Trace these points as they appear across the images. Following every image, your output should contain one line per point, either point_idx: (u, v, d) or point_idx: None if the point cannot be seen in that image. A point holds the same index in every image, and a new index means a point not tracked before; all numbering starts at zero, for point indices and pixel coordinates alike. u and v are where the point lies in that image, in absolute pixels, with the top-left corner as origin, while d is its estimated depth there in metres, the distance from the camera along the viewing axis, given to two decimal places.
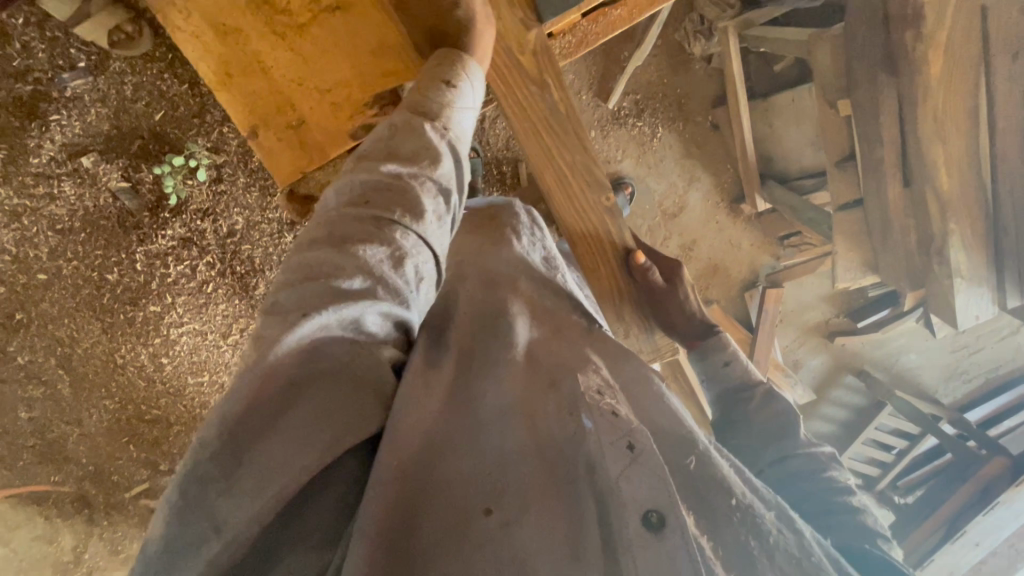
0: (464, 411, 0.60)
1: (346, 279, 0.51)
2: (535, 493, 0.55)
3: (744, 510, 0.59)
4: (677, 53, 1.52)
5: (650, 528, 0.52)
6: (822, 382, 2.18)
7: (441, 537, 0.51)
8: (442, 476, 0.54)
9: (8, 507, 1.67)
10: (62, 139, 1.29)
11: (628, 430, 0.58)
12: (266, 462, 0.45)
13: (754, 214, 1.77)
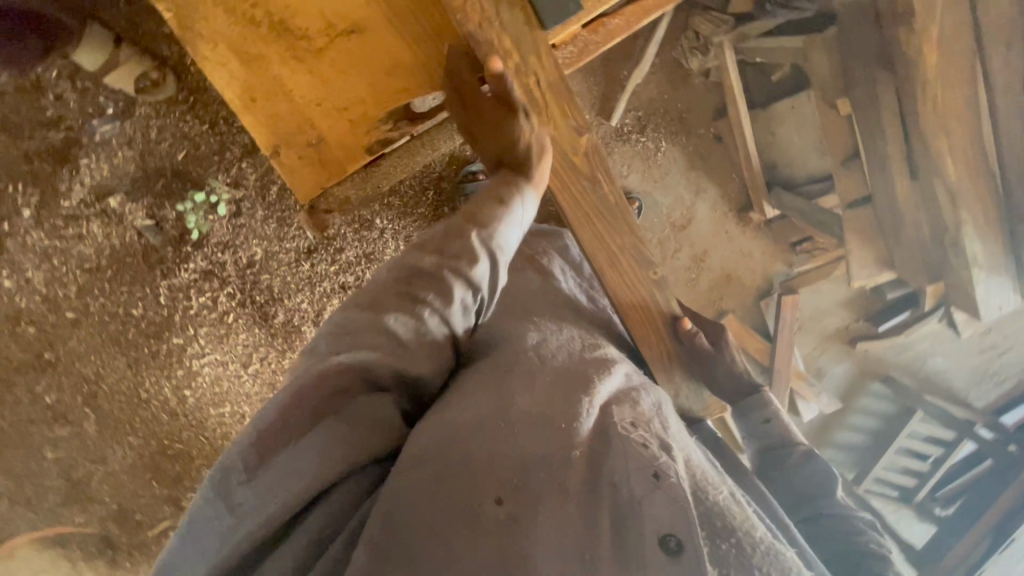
0: (498, 420, 0.67)
1: (380, 343, 0.65)
2: (556, 500, 0.60)
3: (768, 552, 0.64)
4: (676, 70, 1.56)
5: (665, 553, 0.57)
6: (848, 390, 2.13)
7: (455, 528, 0.57)
8: (470, 477, 0.60)
9: (32, 551, 1.71)
10: (92, 181, 1.36)
11: (656, 461, 0.65)
12: (284, 466, 0.57)
13: (763, 221, 1.78)
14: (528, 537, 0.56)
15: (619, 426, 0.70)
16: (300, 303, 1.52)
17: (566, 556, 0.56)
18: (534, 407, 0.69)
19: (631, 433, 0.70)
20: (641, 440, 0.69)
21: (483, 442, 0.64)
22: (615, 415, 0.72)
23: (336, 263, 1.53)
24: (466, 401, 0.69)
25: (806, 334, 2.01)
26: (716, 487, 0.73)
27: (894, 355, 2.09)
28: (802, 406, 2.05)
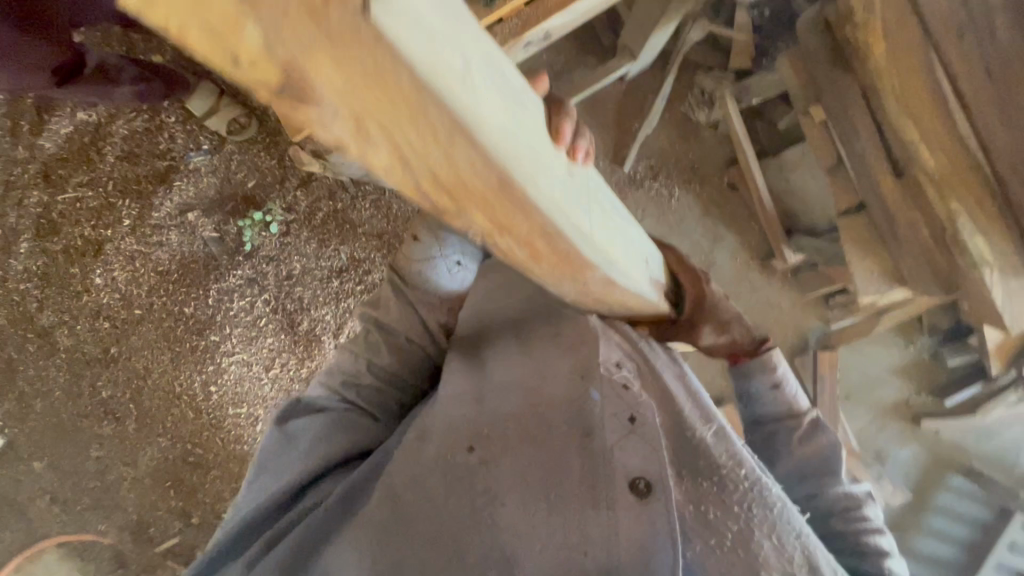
0: (479, 389, 0.83)
1: (345, 397, 0.93)
2: (526, 445, 0.73)
3: (754, 482, 0.70)
4: (685, 123, 1.69)
5: (635, 494, 0.67)
6: (917, 482, 1.83)
7: (440, 467, 0.73)
8: (451, 435, 0.77)
9: (55, 560, 1.77)
10: (179, 200, 1.66)
11: (634, 406, 0.73)
12: (285, 460, 0.84)
13: (790, 271, 1.72)
14: (498, 479, 0.71)
15: (602, 367, 0.77)
16: (323, 315, 1.67)
17: (534, 491, 0.68)
18: (522, 371, 0.83)
19: (614, 381, 0.76)
20: (622, 383, 0.76)
21: (473, 407, 0.80)
22: (602, 354, 0.78)
23: (362, 283, 1.68)
24: (472, 374, 0.86)
25: (858, 410, 1.80)
26: (708, 424, 0.76)
27: (974, 441, 1.80)
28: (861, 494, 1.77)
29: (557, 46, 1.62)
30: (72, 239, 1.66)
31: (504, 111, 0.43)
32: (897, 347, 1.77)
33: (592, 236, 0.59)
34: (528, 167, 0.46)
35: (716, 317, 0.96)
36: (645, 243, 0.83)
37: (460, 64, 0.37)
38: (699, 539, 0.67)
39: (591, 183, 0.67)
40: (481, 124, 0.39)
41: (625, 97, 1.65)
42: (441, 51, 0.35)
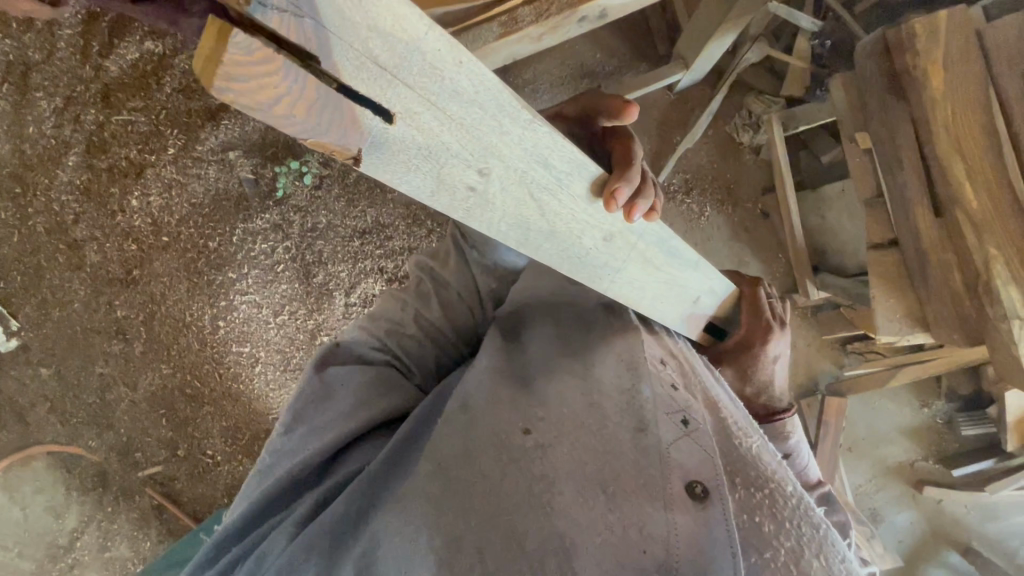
0: (519, 367, 0.78)
1: (385, 350, 0.85)
2: (577, 433, 0.66)
3: (801, 505, 0.64)
4: (728, 143, 1.68)
5: (692, 498, 0.60)
6: (911, 552, 1.75)
7: (483, 441, 0.67)
8: (495, 409, 0.70)
9: (42, 467, 1.81)
10: (224, 138, 1.71)
11: (684, 405, 0.68)
12: (316, 422, 0.75)
13: (809, 309, 1.70)
14: (547, 466, 0.63)
15: (650, 362, 0.73)
16: (339, 272, 1.73)
17: (588, 481, 0.62)
18: (560, 355, 0.79)
19: (662, 376, 0.71)
20: (670, 381, 0.72)
21: (517, 384, 0.75)
22: (647, 349, 0.75)
23: (383, 248, 1.73)
24: (511, 352, 0.81)
25: (858, 465, 1.73)
26: (749, 437, 0.71)
27: (974, 516, 1.74)
28: None
29: (611, 47, 1.63)
30: (118, 159, 1.72)
31: (522, 202, 0.59)
32: (911, 407, 1.70)
33: (606, 291, 0.76)
34: (537, 241, 0.63)
35: (747, 367, 0.91)
36: (705, 282, 0.87)
37: (467, 177, 0.53)
38: (755, 551, 0.58)
39: (645, 237, 0.75)
40: (485, 210, 0.57)
41: (671, 108, 1.65)
42: (450, 176, 0.52)
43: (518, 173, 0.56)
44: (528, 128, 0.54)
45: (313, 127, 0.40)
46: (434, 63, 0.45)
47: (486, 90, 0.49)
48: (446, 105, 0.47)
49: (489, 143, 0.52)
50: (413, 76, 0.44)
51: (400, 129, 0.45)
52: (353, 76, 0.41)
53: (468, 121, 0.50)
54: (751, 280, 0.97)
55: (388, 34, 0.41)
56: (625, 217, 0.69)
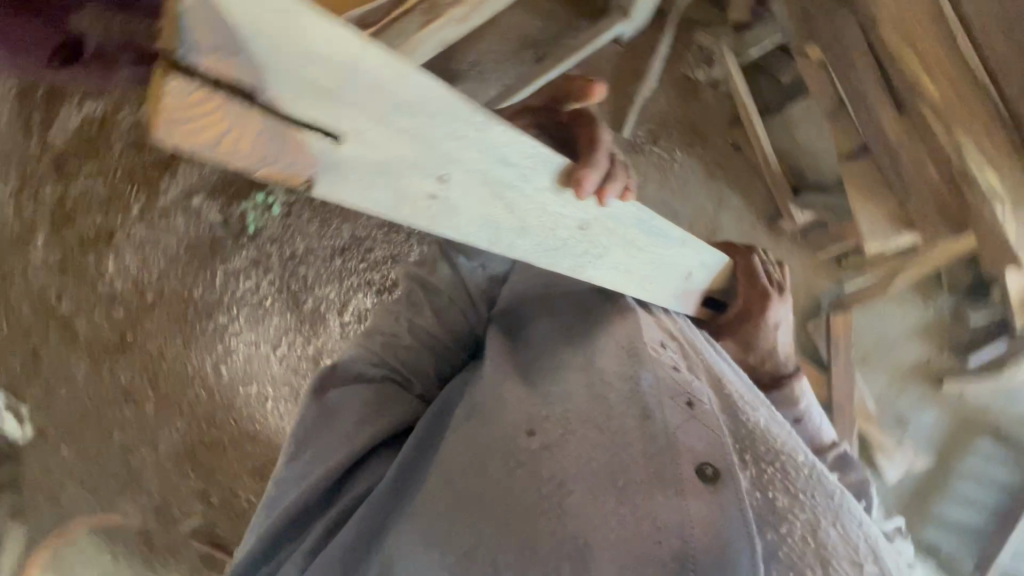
0: (520, 368, 0.77)
1: (381, 368, 0.82)
2: (585, 427, 0.66)
3: (813, 474, 0.64)
4: (685, 83, 1.65)
5: (703, 480, 0.61)
6: (941, 447, 1.77)
7: (489, 450, 0.67)
8: (500, 413, 0.70)
9: (85, 539, 1.80)
10: (186, 185, 1.69)
11: (687, 386, 0.69)
12: (317, 449, 0.73)
13: (799, 232, 1.68)
14: (557, 466, 0.64)
15: (649, 347, 0.73)
16: (328, 293, 1.73)
17: (598, 478, 0.62)
18: (561, 347, 0.78)
19: (664, 359, 0.73)
20: (670, 364, 0.72)
21: (522, 388, 0.73)
22: (646, 334, 0.75)
23: (365, 261, 1.74)
24: (512, 353, 0.80)
25: (876, 373, 1.74)
26: (755, 410, 0.70)
27: (1000, 400, 1.75)
28: (883, 461, 1.73)
29: (549, 11, 1.60)
30: (87, 228, 1.70)
31: (485, 201, 0.50)
32: (916, 307, 1.71)
33: (593, 280, 0.71)
34: (509, 239, 0.56)
35: (750, 337, 0.91)
36: (693, 254, 0.82)
37: (427, 187, 0.44)
38: (771, 527, 0.58)
39: (630, 220, 0.68)
40: (452, 220, 0.49)
41: (624, 58, 1.60)
42: (407, 186, 0.43)
43: (481, 173, 0.48)
44: (484, 130, 0.45)
45: (259, 161, 0.33)
46: (384, 79, 0.36)
47: (433, 97, 0.39)
48: (399, 120, 0.39)
49: (444, 153, 0.43)
50: (359, 99, 0.35)
51: (349, 152, 0.37)
52: (293, 108, 0.33)
53: (419, 132, 0.40)
54: (746, 250, 0.93)
55: (330, 56, 0.32)
56: (597, 203, 0.62)
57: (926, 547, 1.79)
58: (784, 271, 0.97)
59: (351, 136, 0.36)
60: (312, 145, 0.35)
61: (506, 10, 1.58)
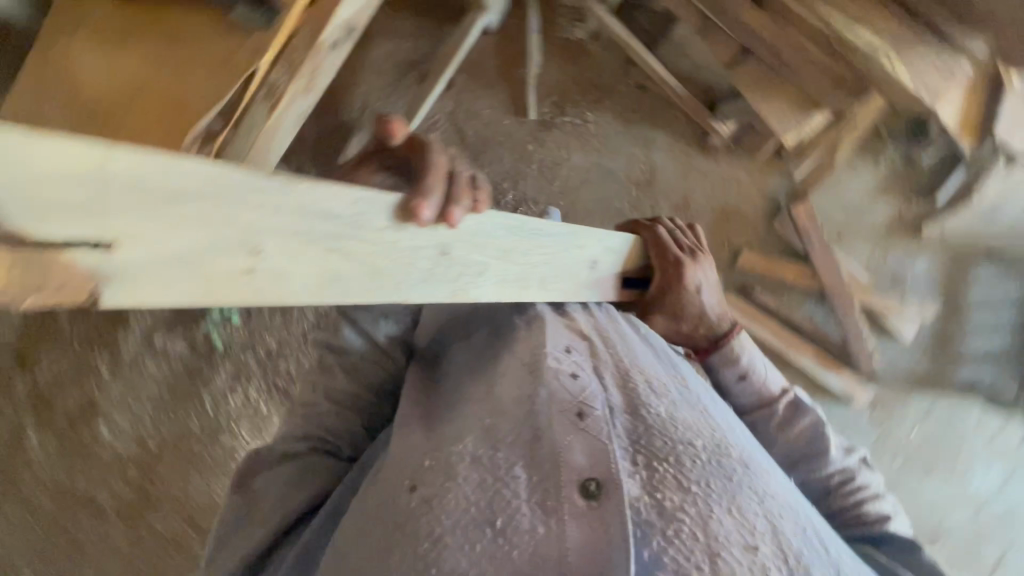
0: (428, 408, 0.75)
1: (307, 439, 0.79)
2: (469, 466, 0.63)
3: (713, 458, 0.67)
4: (568, 45, 1.64)
5: (586, 498, 0.59)
6: (944, 287, 1.77)
7: (381, 515, 0.63)
8: (402, 458, 0.67)
9: None
10: (143, 330, 1.64)
11: (580, 396, 0.68)
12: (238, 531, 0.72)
13: (731, 142, 1.66)
14: (441, 517, 0.60)
15: (550, 358, 0.73)
16: None
17: (475, 521, 0.59)
18: (468, 377, 0.76)
19: (560, 371, 0.71)
20: (570, 370, 0.72)
21: (423, 432, 0.70)
22: (549, 343, 0.75)
23: None
24: (421, 396, 0.78)
25: (857, 245, 1.73)
26: (659, 400, 0.72)
27: (983, 223, 1.74)
28: (895, 321, 1.75)
29: (411, 29, 1.57)
30: (67, 405, 1.58)
31: (319, 258, 0.45)
32: (870, 168, 1.69)
33: (482, 298, 0.67)
34: (363, 284, 0.50)
35: (676, 305, 0.91)
36: (595, 244, 0.84)
37: (237, 265, 0.39)
38: (657, 534, 0.58)
39: (505, 229, 0.65)
40: (286, 287, 0.43)
41: (505, 45, 1.62)
42: (218, 270, 0.38)
43: (303, 236, 0.42)
44: (293, 192, 0.40)
45: (18, 292, 0.30)
46: (137, 177, 0.32)
47: (216, 174, 0.35)
48: (179, 208, 0.34)
49: (248, 228, 0.38)
50: (111, 204, 0.32)
51: (131, 257, 0.33)
52: (43, 230, 0.30)
53: (211, 214, 0.36)
54: (650, 223, 0.99)
55: (60, 170, 0.29)
56: (446, 227, 0.56)
57: (967, 385, 1.80)
58: (696, 234, 1.02)
59: (127, 240, 0.33)
60: (78, 262, 0.31)
61: (372, 43, 1.55)
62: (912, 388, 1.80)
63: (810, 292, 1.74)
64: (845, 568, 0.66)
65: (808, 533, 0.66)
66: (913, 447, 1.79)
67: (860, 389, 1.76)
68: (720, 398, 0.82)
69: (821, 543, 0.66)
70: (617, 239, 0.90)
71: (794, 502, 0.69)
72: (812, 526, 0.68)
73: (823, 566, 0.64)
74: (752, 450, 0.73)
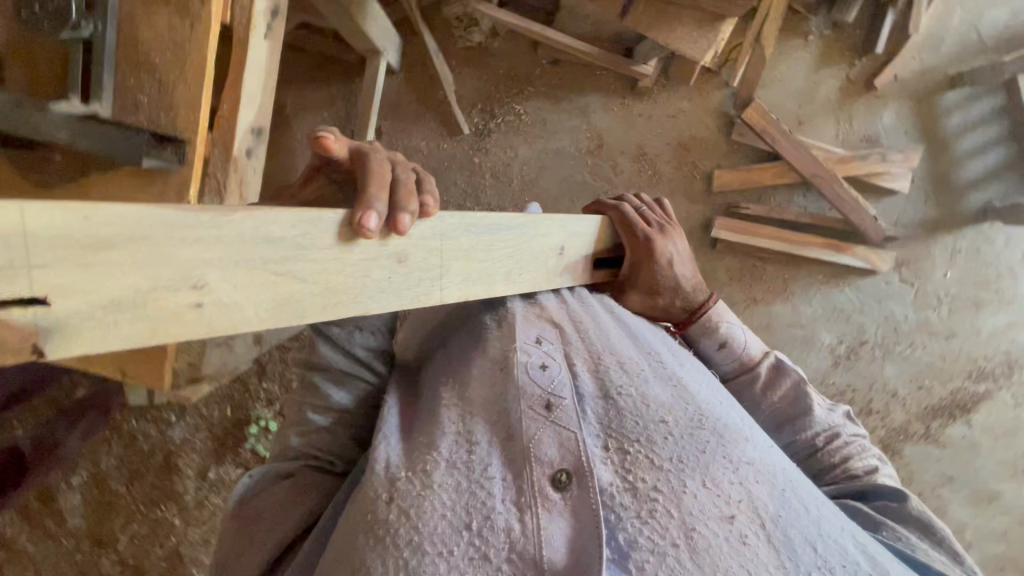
0: (409, 415, 0.77)
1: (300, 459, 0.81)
2: (445, 470, 0.65)
3: (686, 433, 0.70)
4: (472, 51, 1.64)
5: (558, 488, 0.65)
6: (920, 129, 1.74)
7: (361, 527, 0.64)
8: (376, 462, 0.68)
9: None
10: (195, 470, 1.59)
11: (548, 389, 0.70)
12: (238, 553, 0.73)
13: (661, 77, 1.66)
14: (419, 524, 0.62)
15: (518, 351, 0.73)
16: None
17: (453, 526, 0.62)
18: (447, 381, 0.76)
19: (529, 365, 0.72)
20: (540, 361, 0.73)
21: (400, 441, 0.72)
22: (520, 334, 0.75)
23: None
24: (402, 404, 0.79)
25: (819, 124, 1.71)
26: (632, 379, 0.74)
27: (932, 54, 1.71)
28: (888, 181, 1.72)
29: (323, 99, 1.61)
30: (159, 566, 1.57)
31: (267, 282, 0.47)
32: (802, 47, 1.67)
33: (447, 302, 0.65)
34: (303, 304, 0.50)
35: (650, 282, 0.93)
36: (559, 231, 0.84)
37: (182, 298, 0.42)
38: (631, 517, 0.63)
39: (458, 232, 0.64)
40: (237, 319, 0.46)
41: (411, 81, 1.64)
42: (164, 308, 0.41)
43: (246, 265, 0.45)
44: (227, 226, 0.43)
45: None
46: (66, 232, 0.36)
47: (144, 218, 0.39)
48: (109, 256, 0.38)
49: (183, 264, 0.41)
50: (45, 256, 0.36)
51: (69, 308, 0.37)
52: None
53: (141, 258, 0.39)
54: (614, 202, 0.97)
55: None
56: (396, 235, 0.57)
57: (980, 211, 1.77)
58: (660, 206, 1.02)
59: (59, 294, 0.37)
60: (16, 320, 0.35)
61: (292, 127, 1.59)
62: (928, 236, 1.78)
63: (794, 185, 1.73)
64: (825, 525, 0.69)
65: (785, 492, 0.69)
66: (951, 288, 1.80)
67: (881, 258, 1.75)
68: (691, 364, 0.84)
69: (800, 500, 0.69)
70: (581, 222, 0.89)
71: (771, 462, 0.73)
72: (790, 485, 0.71)
73: (801, 525, 0.67)
74: (730, 416, 0.75)
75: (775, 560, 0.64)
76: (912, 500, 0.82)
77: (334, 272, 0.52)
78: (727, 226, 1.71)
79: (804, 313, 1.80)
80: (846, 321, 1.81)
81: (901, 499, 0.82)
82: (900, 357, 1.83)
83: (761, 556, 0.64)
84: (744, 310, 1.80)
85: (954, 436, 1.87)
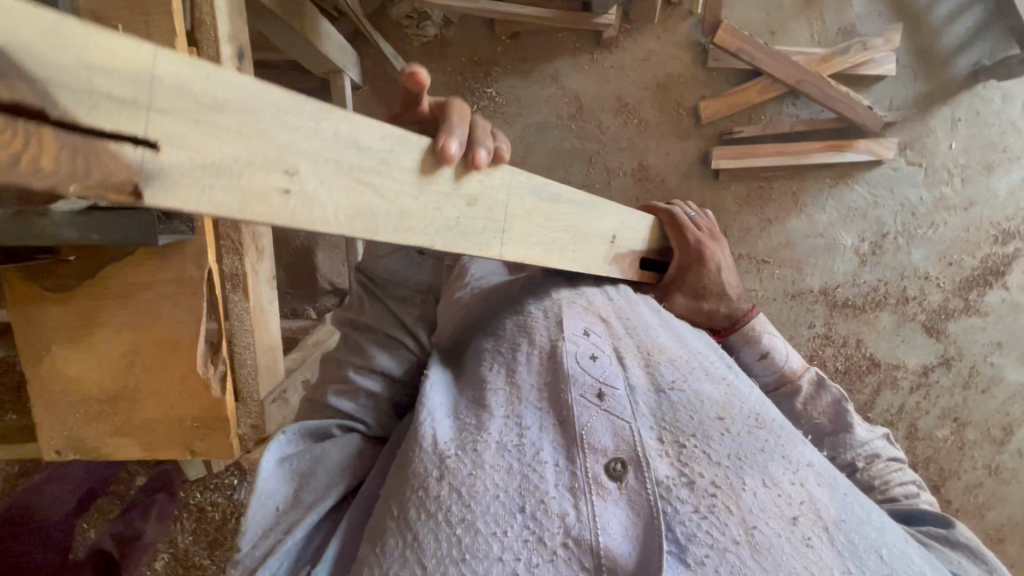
0: (449, 395, 0.73)
1: (338, 414, 0.77)
2: (495, 453, 0.63)
3: (744, 432, 0.68)
4: (429, 47, 1.60)
5: (611, 477, 0.63)
6: (893, 8, 1.70)
7: (411, 507, 0.61)
8: (415, 449, 0.65)
9: None
10: None
11: (600, 378, 0.69)
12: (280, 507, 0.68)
13: (623, 24, 1.62)
14: (471, 503, 0.60)
15: (564, 342, 0.73)
16: None
17: (507, 508, 0.60)
18: (490, 367, 0.73)
19: (579, 355, 0.71)
20: (589, 351, 0.72)
21: (443, 419, 0.69)
22: (569, 326, 0.75)
23: None
24: (444, 383, 0.75)
25: (792, 30, 1.67)
26: (684, 376, 0.73)
27: None
28: (873, 68, 1.68)
29: None
30: None
31: (351, 189, 0.44)
32: None
33: (506, 258, 0.62)
34: (371, 219, 0.46)
35: (697, 285, 0.93)
36: (614, 218, 0.82)
37: (274, 180, 0.38)
38: (691, 504, 0.61)
39: (523, 189, 0.63)
40: (318, 215, 0.42)
41: (378, 94, 1.61)
42: (254, 184, 0.37)
43: (334, 162, 0.42)
44: (323, 123, 0.41)
45: None
46: (185, 83, 0.32)
47: (257, 94, 0.36)
48: (222, 119, 0.34)
49: (281, 144, 0.38)
50: (165, 103, 0.32)
51: (175, 158, 0.33)
52: (91, 120, 0.29)
53: (251, 129, 0.36)
54: (666, 205, 0.98)
55: (110, 62, 0.29)
56: (473, 171, 0.55)
57: (972, 75, 1.74)
58: (706, 214, 1.02)
59: (173, 141, 0.32)
60: (128, 154, 0.31)
61: None
62: (925, 112, 1.75)
63: (780, 96, 1.70)
64: (889, 534, 0.67)
65: (848, 498, 0.68)
66: (958, 158, 1.78)
67: (884, 146, 1.72)
68: (738, 370, 0.82)
69: (862, 507, 0.68)
70: (634, 216, 0.89)
71: (829, 466, 0.72)
72: (851, 490, 0.70)
73: (865, 528, 0.66)
74: (783, 418, 0.75)
75: (840, 565, 0.62)
76: (962, 530, 0.79)
77: (401, 199, 0.48)
78: (727, 151, 1.68)
79: (820, 222, 1.79)
80: (863, 218, 1.80)
81: (947, 526, 0.79)
82: (924, 239, 1.82)
83: (827, 560, 0.62)
84: (761, 233, 1.78)
85: (993, 302, 1.86)
